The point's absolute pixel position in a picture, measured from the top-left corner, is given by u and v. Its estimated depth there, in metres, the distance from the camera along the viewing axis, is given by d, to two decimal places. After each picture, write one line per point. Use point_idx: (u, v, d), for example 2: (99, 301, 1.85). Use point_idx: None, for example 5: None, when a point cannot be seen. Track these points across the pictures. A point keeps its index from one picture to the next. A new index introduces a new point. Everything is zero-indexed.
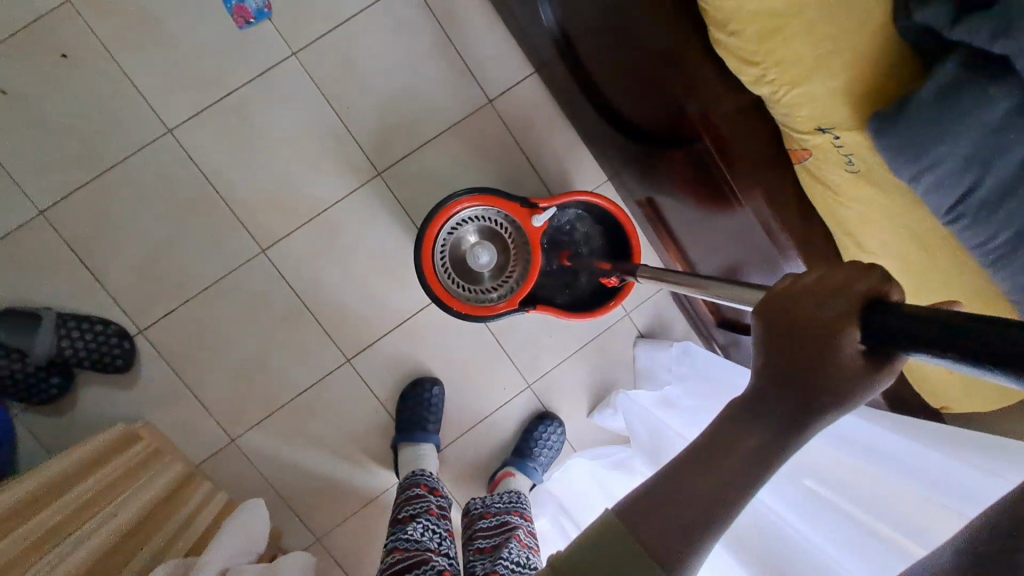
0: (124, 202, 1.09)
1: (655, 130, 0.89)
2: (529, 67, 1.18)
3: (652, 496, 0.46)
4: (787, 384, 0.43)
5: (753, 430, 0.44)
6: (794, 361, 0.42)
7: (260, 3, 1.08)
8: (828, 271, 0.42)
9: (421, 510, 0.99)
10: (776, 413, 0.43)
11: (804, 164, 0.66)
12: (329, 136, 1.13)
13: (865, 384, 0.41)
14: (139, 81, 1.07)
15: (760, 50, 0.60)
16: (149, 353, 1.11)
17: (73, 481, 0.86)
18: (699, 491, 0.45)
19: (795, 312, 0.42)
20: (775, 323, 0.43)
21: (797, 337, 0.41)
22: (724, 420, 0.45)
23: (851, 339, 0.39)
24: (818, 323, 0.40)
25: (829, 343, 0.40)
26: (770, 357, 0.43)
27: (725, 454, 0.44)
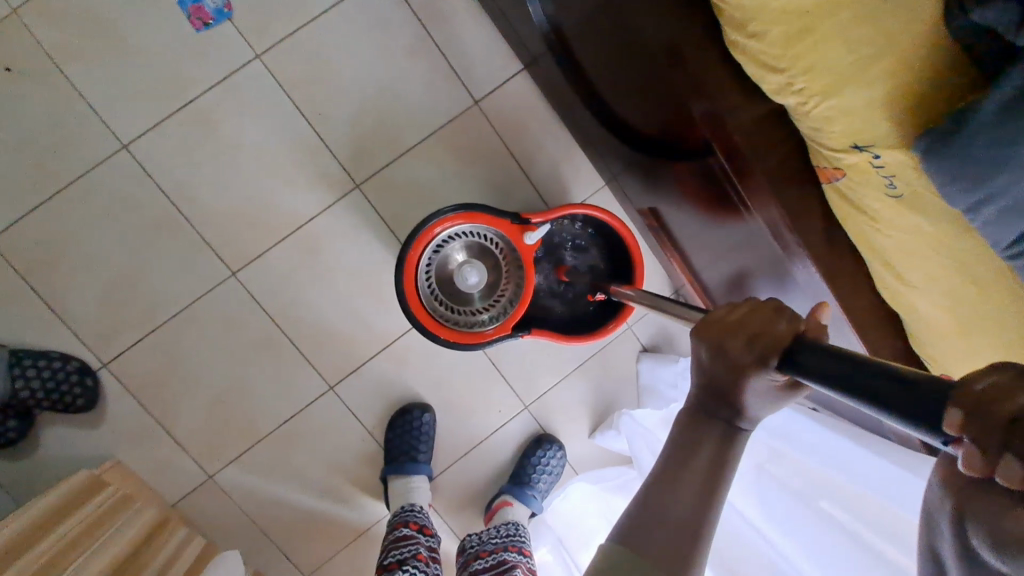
0: (79, 226, 0.99)
1: (657, 137, 0.80)
2: (518, 65, 1.08)
3: (643, 515, 0.45)
4: (723, 403, 0.45)
5: (706, 433, 0.46)
6: (719, 384, 0.44)
7: (219, 3, 0.97)
8: (752, 308, 0.44)
9: (409, 555, 0.92)
10: (718, 423, 0.46)
11: (835, 184, 0.57)
12: (301, 147, 1.03)
13: (780, 399, 0.45)
14: (88, 92, 0.97)
15: (786, 55, 0.52)
16: (115, 388, 1.03)
17: (33, 540, 0.79)
18: (678, 511, 0.45)
19: (722, 345, 0.43)
20: (706, 352, 0.45)
21: (719, 372, 0.44)
22: (683, 430, 0.47)
23: (768, 372, 0.42)
24: (736, 362, 0.43)
25: (747, 374, 0.42)
26: (698, 378, 0.46)
27: (689, 461, 0.46)
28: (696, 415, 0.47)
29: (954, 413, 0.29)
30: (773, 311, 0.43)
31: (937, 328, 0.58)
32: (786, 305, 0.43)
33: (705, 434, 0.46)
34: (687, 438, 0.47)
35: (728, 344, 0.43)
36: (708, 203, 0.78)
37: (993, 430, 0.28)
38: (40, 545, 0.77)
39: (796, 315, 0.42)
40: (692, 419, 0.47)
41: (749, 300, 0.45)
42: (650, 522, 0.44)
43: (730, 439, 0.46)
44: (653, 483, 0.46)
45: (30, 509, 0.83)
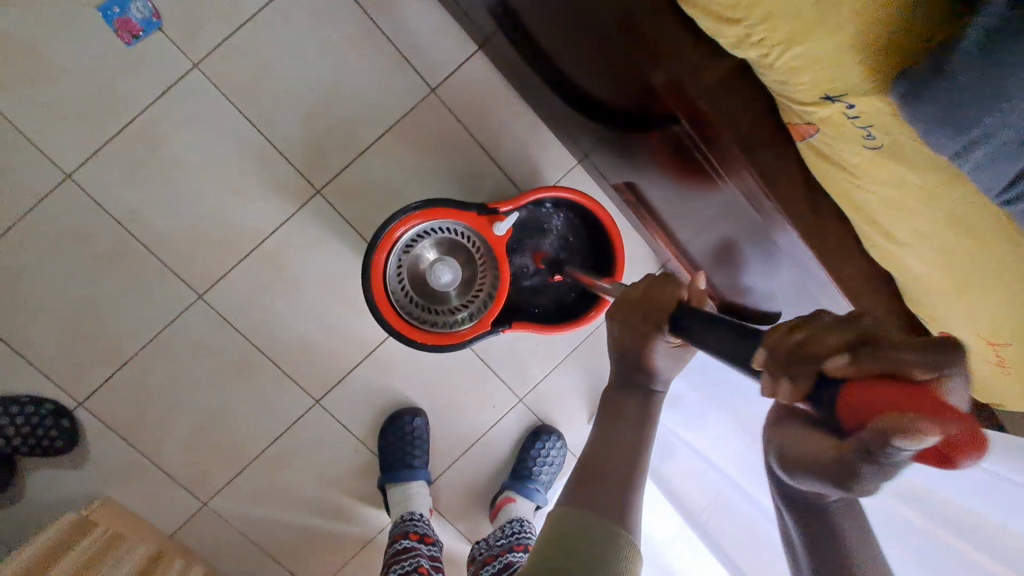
0: (33, 263, 0.95)
1: (620, 108, 0.75)
2: (473, 46, 1.01)
3: (587, 470, 0.54)
4: (638, 367, 0.58)
5: (630, 394, 0.58)
6: (632, 353, 0.57)
7: (145, 12, 0.91)
8: (647, 287, 0.58)
9: (410, 568, 0.90)
10: (636, 386, 0.58)
11: (809, 140, 0.52)
12: (253, 157, 0.98)
13: (681, 356, 0.58)
14: (21, 123, 0.92)
15: (741, 3, 0.46)
16: (95, 425, 1.00)
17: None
18: (615, 460, 0.54)
19: (629, 318, 0.57)
20: (620, 327, 0.58)
21: (629, 341, 0.57)
22: (612, 397, 0.59)
23: (664, 334, 0.55)
24: (639, 330, 0.56)
25: (650, 339, 0.55)
26: (617, 351, 0.59)
27: (619, 419, 0.57)
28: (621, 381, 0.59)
29: (763, 353, 0.40)
30: (662, 285, 0.57)
31: (930, 285, 0.54)
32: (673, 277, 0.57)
33: (627, 396, 0.58)
34: (617, 404, 0.58)
35: (633, 318, 0.56)
36: (682, 172, 0.73)
37: (779, 360, 0.38)
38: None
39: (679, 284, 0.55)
40: (618, 386, 0.59)
41: (646, 279, 0.60)
42: (595, 473, 0.53)
43: (647, 400, 0.58)
44: (594, 441, 0.56)
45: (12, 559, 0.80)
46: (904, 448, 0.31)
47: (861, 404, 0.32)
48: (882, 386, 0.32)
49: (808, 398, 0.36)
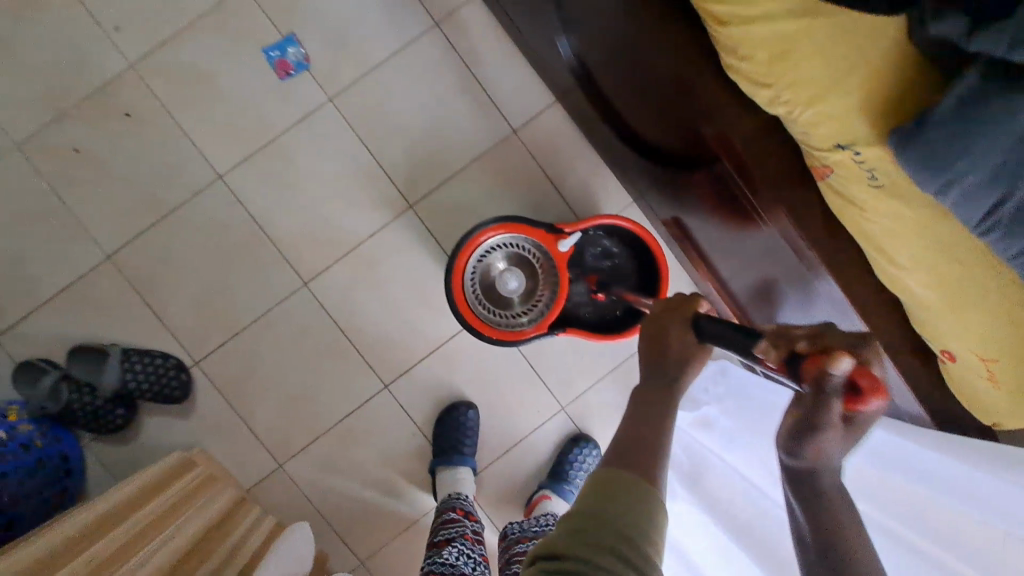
0: (180, 244, 1.17)
1: (674, 152, 0.91)
2: (551, 98, 1.21)
3: (619, 454, 0.57)
4: (662, 372, 0.62)
5: (655, 399, 0.61)
6: (661, 348, 0.63)
7: (299, 56, 1.16)
8: (667, 302, 0.66)
9: (456, 534, 0.98)
10: (665, 379, 0.62)
11: (827, 180, 0.66)
12: (363, 174, 1.19)
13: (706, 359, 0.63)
14: (192, 132, 1.16)
15: (773, 72, 0.61)
16: (203, 384, 1.18)
17: (124, 515, 0.90)
18: (646, 438, 0.58)
19: (655, 328, 0.64)
20: (646, 337, 0.65)
21: (654, 349, 0.64)
22: (639, 399, 0.62)
23: (687, 337, 0.62)
24: (663, 338, 0.63)
25: (680, 333, 0.62)
26: (645, 347, 0.65)
27: (645, 418, 0.60)
28: (650, 376, 0.63)
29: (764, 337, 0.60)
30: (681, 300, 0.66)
31: (930, 305, 0.65)
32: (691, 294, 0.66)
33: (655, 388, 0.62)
34: (647, 394, 0.62)
35: (665, 318, 0.64)
36: (723, 208, 0.87)
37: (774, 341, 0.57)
38: (127, 521, 0.88)
39: (695, 300, 0.64)
40: (647, 380, 0.63)
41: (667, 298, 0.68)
42: (629, 445, 0.57)
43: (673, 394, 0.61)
44: (621, 435, 0.59)
45: (123, 489, 0.96)
46: (833, 389, 0.52)
47: (817, 362, 0.52)
48: (820, 353, 0.54)
49: (782, 360, 0.56)
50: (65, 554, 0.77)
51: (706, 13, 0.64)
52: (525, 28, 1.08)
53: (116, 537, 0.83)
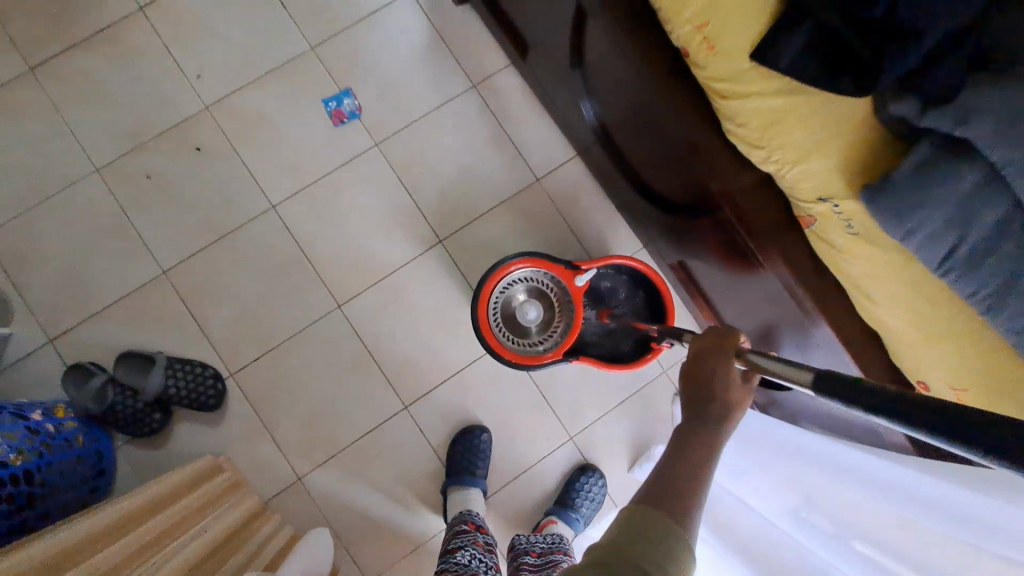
0: (230, 264, 1.29)
1: (682, 202, 1.03)
2: (572, 152, 1.37)
3: (653, 488, 0.61)
4: (704, 403, 0.67)
5: (696, 431, 0.66)
6: (703, 385, 0.68)
7: (353, 107, 1.33)
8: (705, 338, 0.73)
9: (467, 542, 1.04)
10: (707, 417, 0.66)
11: (812, 227, 0.77)
12: (401, 210, 1.33)
13: (747, 398, 0.68)
14: (253, 166, 1.31)
15: (765, 137, 0.74)
16: (237, 394, 1.26)
17: (154, 512, 0.95)
18: (683, 474, 0.62)
19: (696, 361, 0.71)
20: (687, 370, 0.71)
21: (697, 381, 0.69)
22: (681, 430, 0.67)
23: (729, 365, 0.68)
24: (706, 370, 0.69)
25: (721, 372, 0.68)
26: (687, 384, 0.70)
27: (685, 449, 0.64)
28: (692, 412, 0.67)
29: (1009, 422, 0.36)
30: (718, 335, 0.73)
31: (904, 337, 0.74)
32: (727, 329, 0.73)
33: (698, 425, 0.66)
34: (687, 431, 0.66)
35: (705, 357, 0.70)
36: (725, 251, 0.99)
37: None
38: (157, 516, 0.93)
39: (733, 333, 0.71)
40: (689, 416, 0.68)
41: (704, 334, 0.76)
42: (662, 485, 0.61)
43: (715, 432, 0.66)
44: (662, 466, 0.63)
45: (157, 486, 1.01)
46: None
47: None
48: None
49: None
50: (107, 536, 0.84)
51: (709, 89, 0.77)
52: (553, 93, 1.25)
53: (148, 530, 0.89)
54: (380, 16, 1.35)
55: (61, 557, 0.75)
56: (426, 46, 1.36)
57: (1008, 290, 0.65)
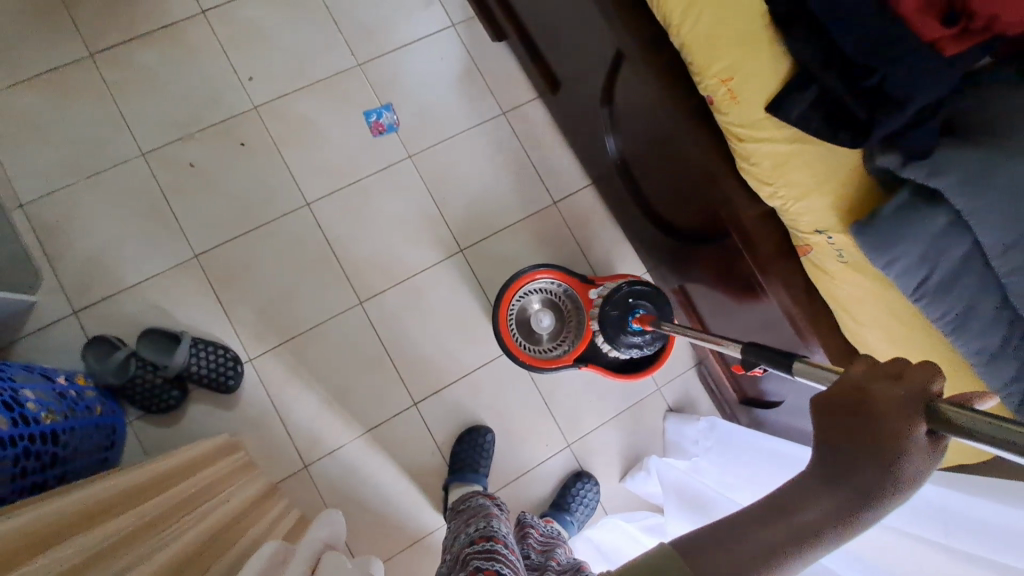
0: (259, 253, 1.35)
1: (690, 230, 1.17)
2: (587, 181, 1.50)
3: (710, 537, 0.55)
4: (848, 463, 0.54)
5: (820, 493, 0.54)
6: (858, 434, 0.53)
7: (392, 121, 1.44)
8: (873, 372, 0.54)
9: (478, 497, 1.14)
10: (851, 481, 0.53)
11: (809, 256, 0.92)
12: (427, 218, 1.43)
13: (929, 463, 0.51)
14: (293, 165, 1.39)
15: (774, 175, 0.88)
16: (253, 378, 1.31)
17: (187, 474, 0.99)
18: (778, 533, 0.54)
19: (848, 404, 0.54)
20: (832, 410, 0.55)
21: (842, 426, 0.54)
22: (801, 484, 0.56)
23: (907, 425, 0.50)
24: (857, 421, 0.53)
25: (897, 430, 0.50)
26: (833, 421, 0.55)
27: (790, 509, 0.55)
28: (829, 460, 0.55)
29: None
30: (896, 371, 0.53)
31: (882, 353, 0.88)
32: (919, 366, 0.52)
33: (834, 486, 0.54)
34: (810, 488, 0.55)
35: (874, 398, 0.52)
36: (728, 276, 1.12)
37: None
38: (188, 480, 0.96)
39: (925, 376, 0.50)
40: (826, 468, 0.55)
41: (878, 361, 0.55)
42: (728, 540, 0.54)
43: (858, 501, 0.53)
44: (748, 520, 0.56)
45: (187, 452, 1.05)
46: None
47: None
48: None
49: None
50: (146, 490, 0.88)
51: (729, 133, 0.91)
52: (578, 125, 1.39)
53: (183, 490, 0.92)
54: (425, 44, 1.49)
55: (111, 502, 0.79)
56: (464, 74, 1.50)
57: (968, 315, 0.79)
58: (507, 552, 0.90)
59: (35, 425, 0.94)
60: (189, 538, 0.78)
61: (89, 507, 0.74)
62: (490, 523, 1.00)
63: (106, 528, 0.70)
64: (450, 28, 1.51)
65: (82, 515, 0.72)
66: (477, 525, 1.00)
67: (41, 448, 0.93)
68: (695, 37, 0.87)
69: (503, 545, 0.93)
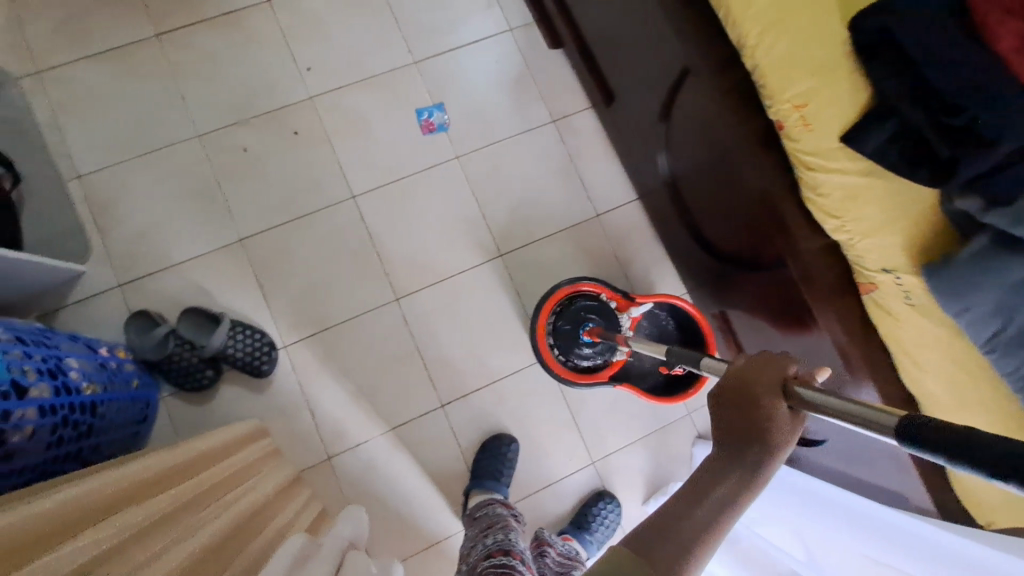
0: (302, 242, 1.36)
1: (739, 255, 1.14)
2: (632, 196, 1.48)
3: (650, 526, 0.57)
4: (739, 443, 0.60)
5: (724, 473, 0.59)
6: (745, 415, 0.60)
7: (443, 121, 1.44)
8: (749, 364, 0.63)
9: (496, 505, 1.13)
10: (743, 459, 0.59)
11: (872, 294, 0.90)
12: (469, 221, 1.42)
13: (794, 436, 0.60)
14: (342, 157, 1.40)
15: (843, 209, 0.85)
16: (286, 365, 1.31)
17: (221, 457, 0.99)
18: (696, 518, 0.56)
19: (734, 392, 0.62)
20: (722, 399, 0.63)
21: (734, 413, 0.61)
22: (707, 470, 0.60)
23: (776, 402, 0.59)
24: (745, 406, 0.60)
25: (771, 407, 0.59)
26: (726, 410, 0.62)
27: (706, 492, 0.58)
28: (726, 444, 0.61)
29: None
30: (764, 361, 0.63)
31: (944, 401, 0.86)
32: (775, 355, 0.63)
33: (732, 465, 0.59)
34: (712, 470, 0.60)
35: (755, 384, 0.61)
36: (776, 307, 1.09)
37: None
38: (221, 464, 0.96)
39: (780, 361, 0.62)
40: (722, 451, 0.61)
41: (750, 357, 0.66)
42: (661, 526, 0.56)
43: (750, 476, 0.59)
44: (674, 505, 0.58)
45: (217, 436, 1.04)
46: None
47: None
48: None
49: None
50: (186, 468, 0.88)
51: (799, 160, 0.88)
52: (630, 139, 1.37)
53: (216, 473, 0.92)
54: (481, 46, 1.49)
55: (157, 477, 0.79)
56: (517, 79, 1.49)
57: None
58: (523, 569, 0.88)
59: (75, 395, 0.94)
60: (220, 525, 0.77)
61: (134, 481, 0.74)
62: (511, 538, 0.97)
63: (144, 508, 0.69)
64: (507, 32, 1.50)
65: (133, 489, 0.73)
66: (495, 537, 0.98)
67: (80, 418, 0.94)
68: (771, 61, 0.85)
69: (519, 561, 0.91)
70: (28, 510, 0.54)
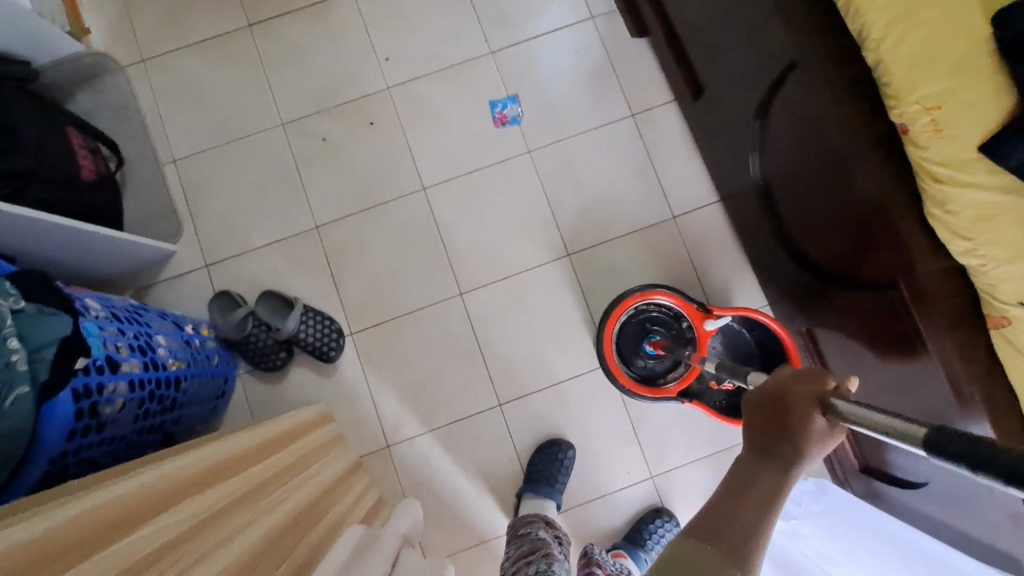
0: (372, 232, 1.38)
1: (836, 272, 1.03)
2: (714, 198, 1.38)
3: (703, 518, 0.60)
4: (776, 447, 0.64)
5: (767, 472, 0.63)
6: (783, 422, 0.65)
7: (517, 113, 1.41)
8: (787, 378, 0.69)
9: (536, 526, 1.09)
10: (778, 460, 0.63)
11: (1002, 329, 0.76)
12: (538, 217, 1.38)
13: (828, 445, 0.64)
14: (415, 148, 1.40)
15: (973, 230, 0.73)
16: (351, 352, 1.34)
17: (289, 441, 1.02)
18: (744, 513, 0.59)
19: (773, 401, 0.67)
20: (760, 406, 0.68)
21: (772, 421, 0.66)
22: (746, 469, 0.64)
23: (812, 412, 0.63)
24: (783, 412, 0.65)
25: (810, 415, 0.63)
26: (763, 416, 0.67)
27: (751, 487, 0.61)
28: (762, 447, 0.65)
29: None
30: (803, 377, 0.68)
31: None
32: (814, 372, 0.68)
33: (768, 466, 0.63)
34: (751, 468, 0.64)
35: (792, 395, 0.66)
36: (877, 332, 0.97)
37: None
38: (287, 449, 0.99)
39: (819, 375, 0.67)
40: (758, 453, 0.65)
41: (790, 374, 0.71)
42: (713, 517, 0.60)
43: (787, 476, 0.62)
44: (719, 500, 0.62)
45: (284, 421, 1.07)
46: None
47: None
48: None
49: None
50: (258, 453, 0.92)
51: (925, 171, 0.77)
52: (717, 137, 1.27)
53: (283, 458, 0.95)
54: (559, 36, 1.43)
55: (229, 463, 0.83)
56: (596, 70, 1.42)
57: None
58: None
59: (162, 370, 1.00)
60: (284, 513, 0.79)
61: (207, 466, 0.77)
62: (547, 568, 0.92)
63: (216, 494, 0.72)
64: (588, 21, 1.43)
65: (206, 473, 0.76)
66: (537, 567, 0.93)
67: (164, 392, 0.99)
68: (899, 58, 0.74)
69: None
70: (104, 495, 0.57)
